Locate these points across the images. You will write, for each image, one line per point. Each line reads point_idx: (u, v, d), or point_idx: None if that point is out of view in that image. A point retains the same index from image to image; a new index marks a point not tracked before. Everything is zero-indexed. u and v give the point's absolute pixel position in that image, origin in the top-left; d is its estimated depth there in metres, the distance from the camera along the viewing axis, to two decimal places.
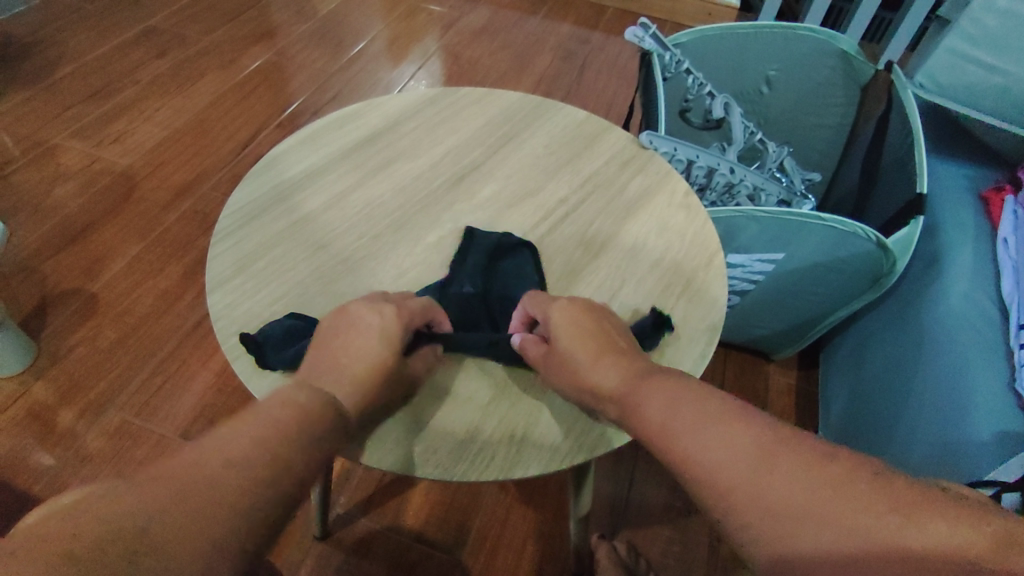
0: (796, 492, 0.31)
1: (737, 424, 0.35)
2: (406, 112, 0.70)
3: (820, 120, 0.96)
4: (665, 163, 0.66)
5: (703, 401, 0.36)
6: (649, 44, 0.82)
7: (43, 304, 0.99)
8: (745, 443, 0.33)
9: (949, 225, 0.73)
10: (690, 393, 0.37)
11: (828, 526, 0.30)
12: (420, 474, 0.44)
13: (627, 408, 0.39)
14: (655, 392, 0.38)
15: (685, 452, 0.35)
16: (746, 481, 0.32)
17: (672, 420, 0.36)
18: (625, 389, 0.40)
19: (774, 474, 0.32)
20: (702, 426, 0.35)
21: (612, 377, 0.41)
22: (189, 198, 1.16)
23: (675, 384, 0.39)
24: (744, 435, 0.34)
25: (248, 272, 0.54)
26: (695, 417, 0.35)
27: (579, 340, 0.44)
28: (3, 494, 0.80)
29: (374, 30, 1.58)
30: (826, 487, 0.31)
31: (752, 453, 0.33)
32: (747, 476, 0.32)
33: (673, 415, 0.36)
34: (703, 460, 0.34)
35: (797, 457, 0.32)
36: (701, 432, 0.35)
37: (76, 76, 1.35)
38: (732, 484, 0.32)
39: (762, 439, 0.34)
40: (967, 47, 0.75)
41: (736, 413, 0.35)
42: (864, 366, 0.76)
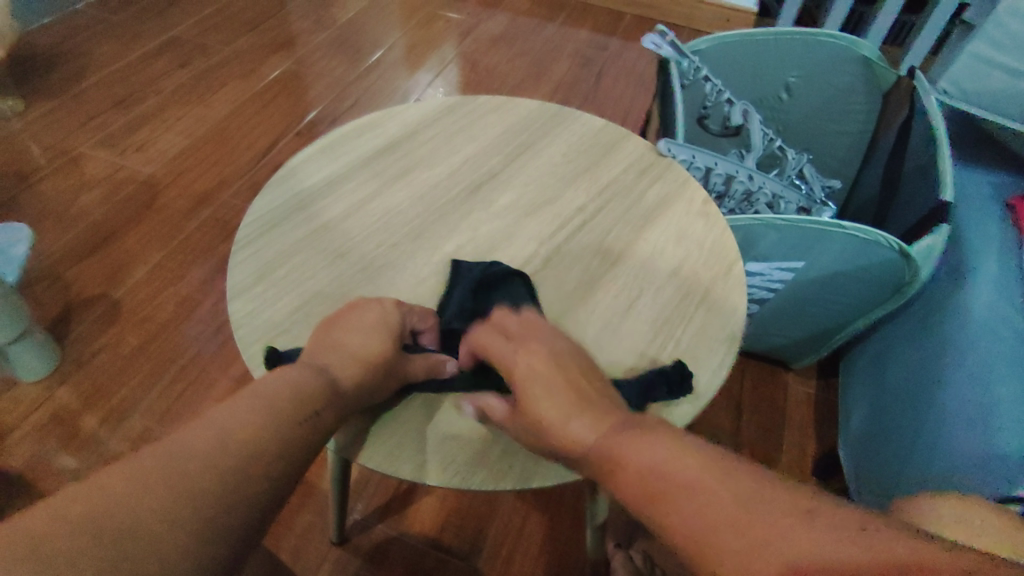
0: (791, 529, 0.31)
1: (726, 471, 0.34)
2: (424, 121, 0.70)
3: (840, 125, 0.94)
4: (683, 171, 0.66)
5: (690, 451, 0.36)
6: (667, 51, 0.82)
7: (68, 310, 1.01)
8: (739, 488, 0.33)
9: (973, 235, 0.72)
10: (680, 441, 0.37)
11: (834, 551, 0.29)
12: (438, 481, 0.44)
13: (610, 459, 0.37)
14: (654, 432, 0.38)
15: (674, 495, 0.34)
16: (742, 517, 0.32)
17: (660, 462, 0.35)
18: (604, 439, 0.38)
19: (775, 515, 0.32)
20: (692, 470, 0.35)
21: (586, 432, 0.39)
22: (210, 206, 1.18)
23: (664, 432, 0.38)
24: (733, 482, 0.34)
25: (269, 280, 0.54)
26: (689, 466, 0.35)
27: (550, 388, 0.42)
28: (29, 497, 0.82)
29: (391, 39, 1.60)
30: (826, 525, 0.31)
31: (747, 497, 0.33)
32: (738, 517, 0.32)
33: (663, 455, 0.36)
34: (694, 505, 0.33)
35: (794, 503, 0.32)
36: (691, 477, 0.34)
37: (102, 87, 1.38)
38: (733, 518, 0.32)
39: (759, 487, 0.33)
40: (991, 52, 0.76)
41: (731, 463, 0.35)
42: (885, 379, 0.75)
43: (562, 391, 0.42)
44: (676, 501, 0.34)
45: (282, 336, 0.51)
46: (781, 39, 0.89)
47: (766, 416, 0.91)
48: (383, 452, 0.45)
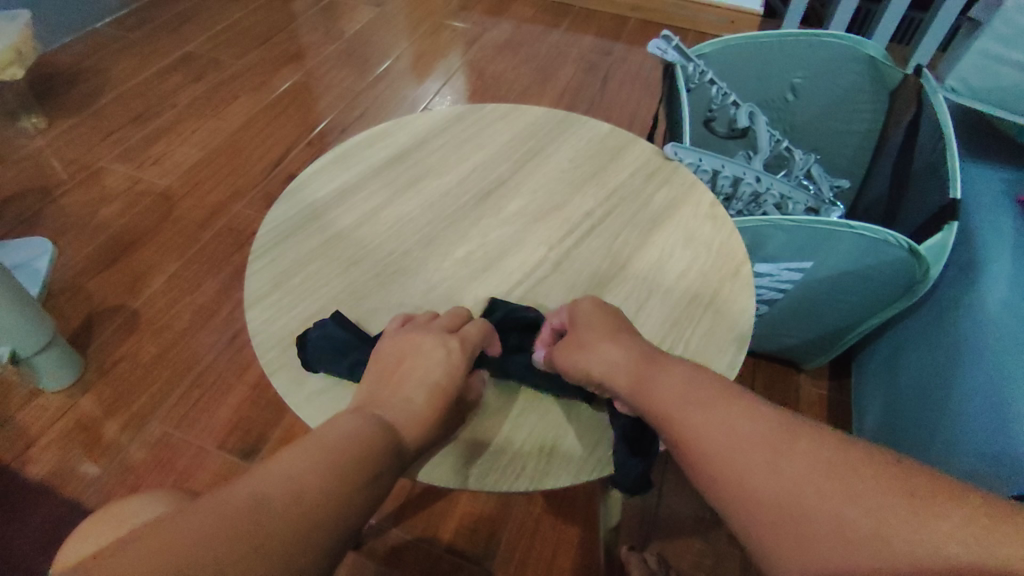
0: (829, 501, 0.33)
1: (764, 434, 0.36)
2: (433, 130, 0.72)
3: (846, 125, 0.94)
4: (690, 174, 0.66)
5: (731, 411, 0.38)
6: (672, 56, 0.83)
7: (89, 320, 1.03)
8: (765, 450, 0.35)
9: (983, 230, 0.71)
10: (718, 398, 0.39)
11: (843, 524, 0.32)
12: (453, 484, 0.45)
13: (652, 416, 0.40)
14: (680, 395, 0.40)
15: (708, 459, 0.37)
16: (783, 495, 0.34)
17: (697, 425, 0.38)
18: (639, 373, 0.42)
19: (814, 483, 0.33)
20: (730, 429, 0.37)
21: (619, 356, 0.44)
22: (224, 217, 1.20)
23: (705, 387, 0.40)
24: (765, 446, 0.36)
25: (285, 288, 0.56)
26: (721, 425, 0.37)
27: (601, 318, 0.47)
28: (55, 504, 0.84)
29: (399, 48, 1.62)
30: (845, 489, 0.33)
31: (785, 464, 0.35)
32: (770, 482, 0.34)
33: (703, 420, 0.38)
34: (726, 459, 0.36)
35: (834, 471, 0.33)
36: (731, 443, 0.36)
37: (118, 102, 1.41)
38: (757, 485, 0.35)
39: (802, 456, 0.34)
40: (1001, 50, 0.73)
41: (775, 425, 0.36)
42: (897, 372, 0.75)
43: (613, 323, 0.46)
44: (708, 467, 0.37)
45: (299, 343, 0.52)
46: (785, 40, 0.89)
47: None
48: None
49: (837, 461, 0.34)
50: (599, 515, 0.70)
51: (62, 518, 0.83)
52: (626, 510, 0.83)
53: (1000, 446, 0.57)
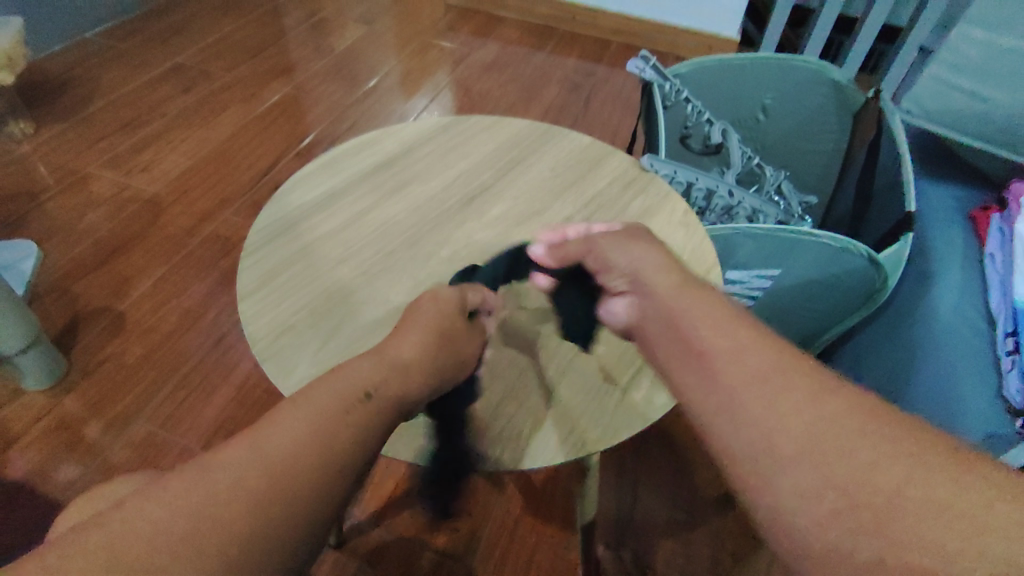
0: (824, 422, 0.31)
1: (808, 381, 0.33)
2: (420, 138, 0.75)
3: (813, 145, 1.00)
4: (664, 185, 0.70)
5: (768, 353, 0.35)
6: (649, 75, 0.87)
7: (74, 322, 1.04)
8: (770, 366, 0.34)
9: (937, 244, 0.75)
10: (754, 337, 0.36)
11: (834, 452, 0.30)
12: (438, 463, 0.49)
13: (668, 296, 0.41)
14: (692, 293, 0.41)
15: (749, 415, 0.33)
16: (774, 408, 0.32)
17: (744, 365, 0.34)
18: (674, 299, 0.41)
19: (811, 403, 0.32)
20: (738, 344, 0.36)
21: (661, 281, 0.43)
22: (211, 223, 1.21)
23: (727, 317, 0.38)
24: (771, 362, 0.34)
25: (274, 284, 0.58)
26: (732, 335, 0.36)
27: (641, 248, 0.46)
28: (36, 503, 0.84)
29: (388, 65, 1.66)
30: (845, 419, 0.31)
31: (838, 420, 0.31)
32: (765, 396, 0.33)
33: (748, 367, 0.34)
34: (726, 365, 0.35)
35: (889, 433, 0.30)
36: (736, 352, 0.35)
37: (107, 110, 1.42)
38: (749, 396, 0.33)
39: (850, 408, 0.31)
40: (951, 75, 0.75)
41: (815, 374, 0.33)
42: (859, 381, 0.78)
43: (647, 243, 0.47)
44: (749, 424, 0.32)
45: (287, 334, 0.54)
46: (756, 64, 0.95)
47: None
48: (403, 443, 0.49)
49: (892, 425, 0.30)
50: (577, 510, 0.72)
51: (43, 517, 0.83)
52: (603, 510, 0.85)
53: None
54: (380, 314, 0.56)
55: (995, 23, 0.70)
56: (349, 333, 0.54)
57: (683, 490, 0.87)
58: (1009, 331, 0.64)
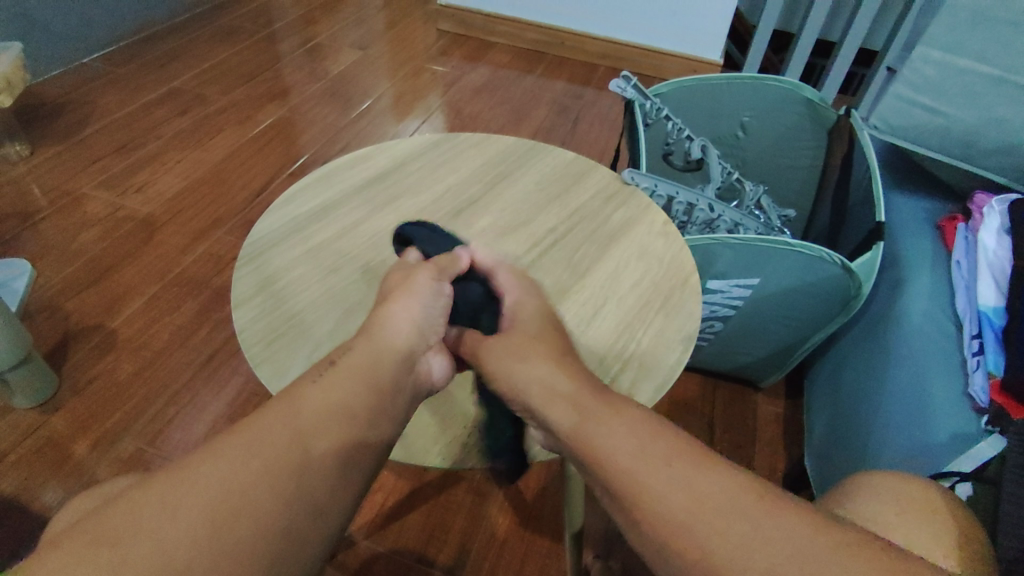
0: (782, 558, 0.33)
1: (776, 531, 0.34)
2: (410, 155, 0.77)
3: (791, 160, 1.03)
4: (645, 198, 0.73)
5: (722, 499, 0.36)
6: (630, 94, 0.89)
7: (66, 339, 1.05)
8: (711, 493, 0.36)
9: (909, 255, 0.79)
10: (708, 487, 0.36)
11: None
12: (429, 462, 0.50)
13: (580, 428, 0.41)
14: (605, 416, 0.41)
15: (716, 557, 0.34)
16: (735, 549, 0.34)
17: (718, 529, 0.35)
18: (621, 452, 0.39)
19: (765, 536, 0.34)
20: (673, 474, 0.37)
21: (596, 438, 0.40)
22: (205, 242, 1.23)
23: (679, 464, 0.38)
24: (712, 491, 0.36)
25: (268, 292, 0.60)
26: (664, 461, 0.38)
27: (568, 389, 0.44)
28: (22, 521, 0.84)
29: (380, 89, 1.70)
30: (802, 549, 0.33)
31: (804, 563, 0.33)
32: (723, 536, 0.34)
33: (722, 522, 0.35)
34: (670, 503, 0.36)
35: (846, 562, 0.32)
36: (675, 487, 0.37)
37: (103, 133, 1.45)
38: (707, 534, 0.35)
39: (815, 550, 0.33)
40: (911, 94, 0.79)
41: (775, 515, 0.35)
42: (840, 385, 0.81)
43: (575, 379, 0.44)
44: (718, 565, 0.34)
45: (280, 339, 0.56)
46: (733, 83, 0.99)
47: (737, 434, 0.95)
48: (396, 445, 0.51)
49: (838, 547, 0.33)
50: (565, 519, 0.73)
51: (29, 535, 0.83)
52: (591, 521, 0.86)
53: (922, 440, 0.64)
54: None
55: (951, 45, 0.73)
56: (339, 339, 0.56)
57: None
58: (975, 332, 0.67)
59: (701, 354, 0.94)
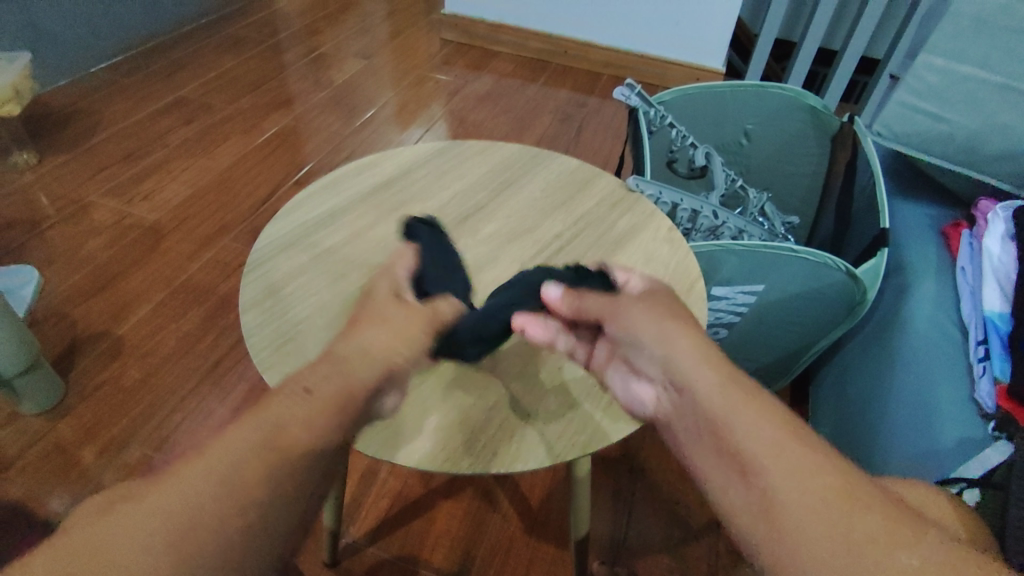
0: (792, 454, 0.35)
1: (844, 493, 0.33)
2: (416, 162, 0.78)
3: (795, 168, 1.04)
4: (650, 205, 0.73)
5: (798, 451, 0.35)
6: (635, 101, 0.91)
7: (72, 347, 1.05)
8: (742, 389, 0.39)
9: (914, 261, 0.79)
10: (793, 440, 0.35)
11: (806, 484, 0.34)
12: (433, 467, 0.50)
13: (641, 316, 0.45)
14: (663, 313, 0.45)
15: (729, 430, 0.37)
16: (749, 433, 0.36)
17: (785, 475, 0.34)
18: (718, 393, 0.39)
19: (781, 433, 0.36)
20: (715, 367, 0.40)
21: (703, 377, 0.40)
22: (211, 249, 1.24)
23: (767, 414, 0.37)
24: (743, 389, 0.39)
25: (277, 298, 0.60)
26: (706, 357, 0.41)
27: (668, 334, 0.43)
28: (29, 528, 0.84)
29: (384, 98, 1.72)
30: (814, 458, 0.35)
31: (815, 466, 0.34)
32: (744, 417, 0.37)
33: (792, 471, 0.34)
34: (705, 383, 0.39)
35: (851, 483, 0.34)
36: (712, 375, 0.40)
37: (110, 141, 1.46)
38: (727, 412, 0.38)
39: (864, 510, 0.33)
40: (914, 101, 0.79)
41: (850, 483, 0.34)
42: (846, 392, 0.81)
43: (660, 303, 0.46)
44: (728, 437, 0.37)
45: (288, 344, 0.56)
46: (737, 92, 1.00)
47: None
48: (400, 450, 0.51)
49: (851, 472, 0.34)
50: (570, 526, 0.72)
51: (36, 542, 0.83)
52: (597, 528, 0.86)
53: (929, 445, 0.64)
54: None
55: (952, 52, 0.74)
56: None
57: (675, 507, 0.88)
58: (980, 338, 0.67)
59: None
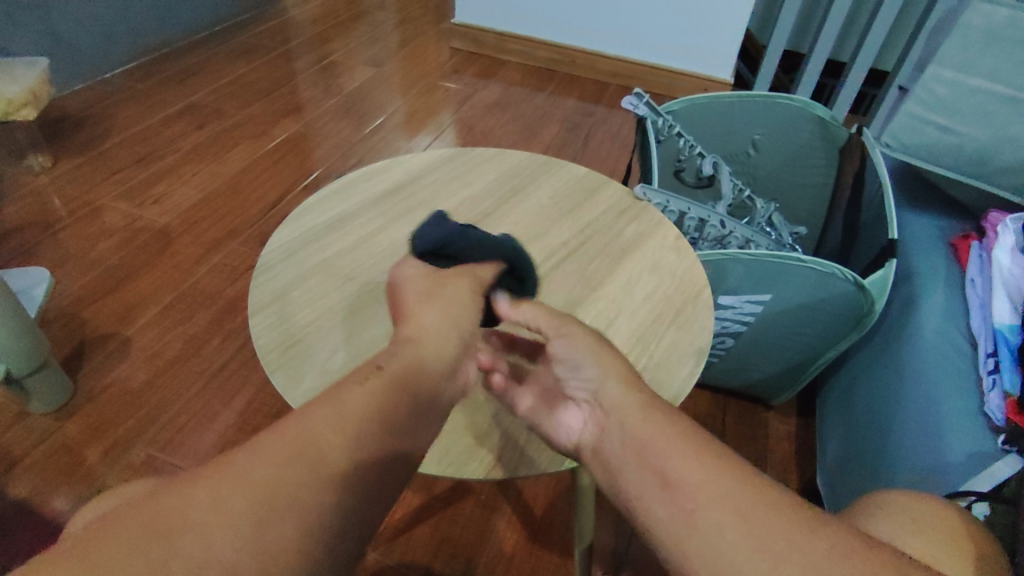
0: (700, 477, 0.37)
1: (732, 486, 0.37)
2: (425, 168, 0.79)
3: (803, 179, 1.04)
4: (657, 213, 0.73)
5: (703, 469, 0.38)
6: (643, 111, 0.90)
7: (81, 347, 1.06)
8: (659, 422, 0.41)
9: (922, 272, 0.79)
10: (678, 451, 0.39)
11: (710, 506, 0.36)
12: (434, 471, 0.50)
13: (588, 360, 0.46)
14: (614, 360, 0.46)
15: (644, 463, 0.40)
16: (659, 461, 0.39)
17: (684, 484, 0.37)
18: (619, 416, 0.42)
19: (690, 457, 0.39)
20: (633, 405, 0.43)
21: (623, 404, 0.43)
22: (219, 253, 1.25)
23: (679, 439, 0.40)
24: (659, 421, 0.41)
25: (285, 300, 0.61)
26: (630, 396, 0.43)
27: (602, 361, 0.45)
28: (34, 528, 0.84)
29: (393, 105, 1.73)
30: (722, 479, 0.37)
31: (722, 488, 0.37)
32: (656, 448, 0.40)
33: (691, 487, 0.37)
34: (623, 421, 0.42)
35: (759, 500, 0.36)
36: (632, 411, 0.42)
37: (123, 145, 1.48)
38: (641, 443, 0.40)
39: (769, 524, 0.35)
40: (923, 112, 0.79)
41: (739, 476, 0.37)
42: (853, 404, 0.80)
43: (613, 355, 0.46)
44: (643, 469, 0.39)
45: (296, 347, 0.57)
46: (745, 102, 1.00)
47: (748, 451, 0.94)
48: None
49: (762, 490, 0.37)
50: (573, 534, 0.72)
51: (43, 542, 0.83)
52: (601, 538, 0.85)
53: (937, 457, 0.63)
54: (385, 330, 0.58)
55: (961, 65, 0.74)
56: (353, 348, 0.57)
57: None
58: (991, 351, 0.67)
59: (711, 370, 0.93)
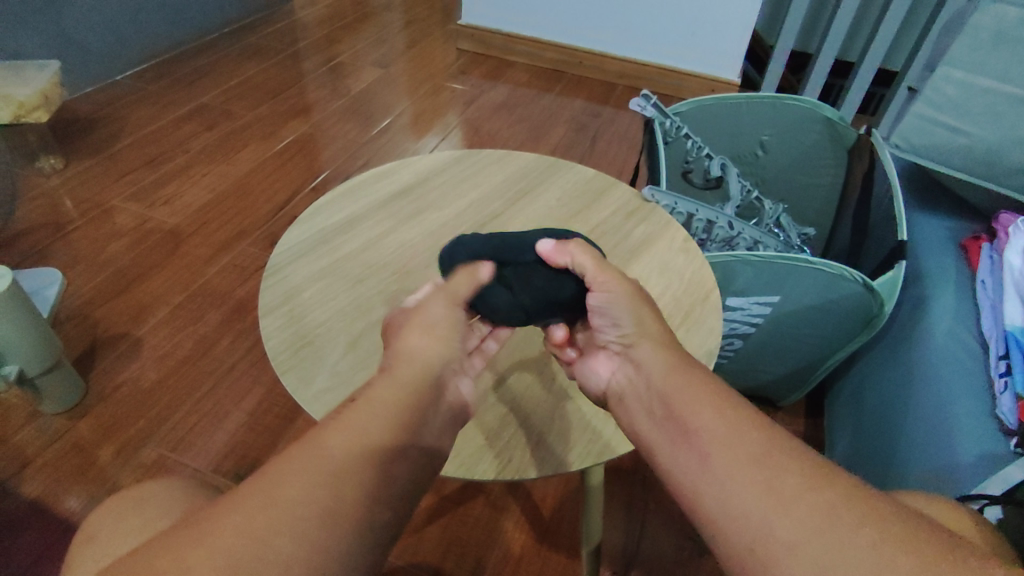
0: (717, 438, 0.38)
1: (750, 448, 0.37)
2: (434, 169, 0.79)
3: (811, 179, 1.03)
4: (665, 214, 0.73)
5: (719, 423, 0.39)
6: (650, 112, 0.91)
7: (92, 347, 1.07)
8: (684, 382, 0.42)
9: (932, 273, 0.79)
10: (699, 411, 0.40)
11: (723, 466, 0.37)
12: (446, 471, 0.51)
13: (627, 313, 0.48)
14: (650, 318, 0.48)
15: (666, 423, 0.41)
16: (680, 421, 0.40)
17: (702, 442, 0.38)
18: (649, 373, 0.44)
19: (710, 419, 0.39)
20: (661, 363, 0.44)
21: (655, 358, 0.45)
22: (229, 253, 1.26)
23: (705, 396, 0.41)
24: (686, 382, 0.42)
25: (296, 302, 0.61)
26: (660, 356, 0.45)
27: (640, 318, 0.48)
28: (47, 527, 0.85)
29: (401, 107, 1.74)
30: (741, 440, 0.38)
31: (739, 448, 0.37)
32: (678, 408, 0.41)
33: (709, 447, 0.38)
34: (650, 380, 0.44)
35: (777, 461, 0.36)
36: (659, 372, 0.44)
37: (133, 147, 1.49)
38: (664, 404, 0.42)
39: (782, 483, 0.35)
40: (932, 113, 0.79)
41: (759, 439, 0.37)
42: (863, 405, 0.80)
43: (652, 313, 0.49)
44: (665, 429, 0.41)
45: (307, 347, 0.57)
46: (753, 103, 1.00)
47: None
48: None
49: (782, 454, 0.36)
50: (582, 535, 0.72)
51: (56, 541, 0.84)
52: (609, 538, 0.85)
53: (947, 459, 0.63)
54: None
55: (971, 66, 0.74)
56: (363, 349, 0.57)
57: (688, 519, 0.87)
58: (1002, 353, 0.67)
59: (720, 372, 0.93)
